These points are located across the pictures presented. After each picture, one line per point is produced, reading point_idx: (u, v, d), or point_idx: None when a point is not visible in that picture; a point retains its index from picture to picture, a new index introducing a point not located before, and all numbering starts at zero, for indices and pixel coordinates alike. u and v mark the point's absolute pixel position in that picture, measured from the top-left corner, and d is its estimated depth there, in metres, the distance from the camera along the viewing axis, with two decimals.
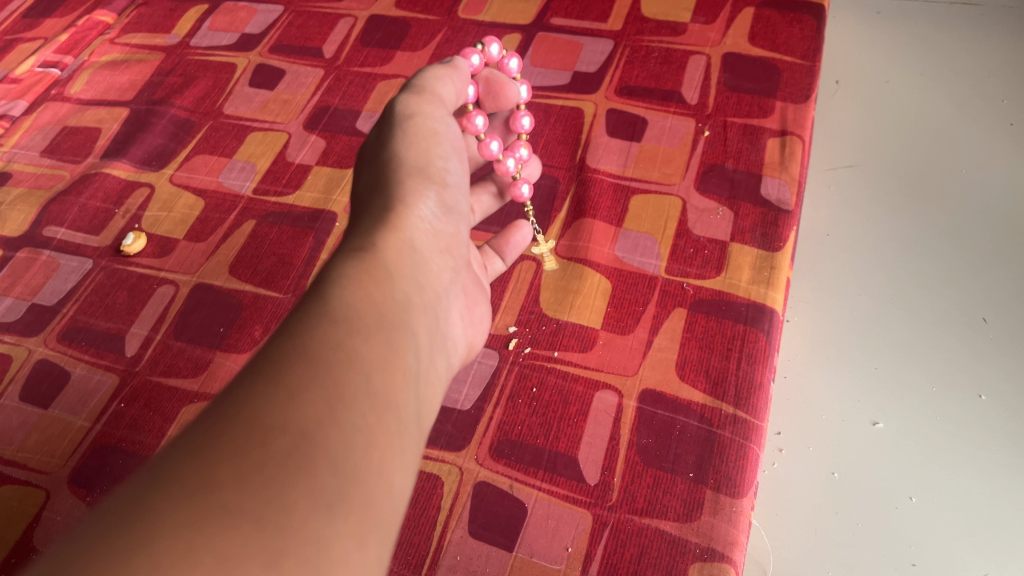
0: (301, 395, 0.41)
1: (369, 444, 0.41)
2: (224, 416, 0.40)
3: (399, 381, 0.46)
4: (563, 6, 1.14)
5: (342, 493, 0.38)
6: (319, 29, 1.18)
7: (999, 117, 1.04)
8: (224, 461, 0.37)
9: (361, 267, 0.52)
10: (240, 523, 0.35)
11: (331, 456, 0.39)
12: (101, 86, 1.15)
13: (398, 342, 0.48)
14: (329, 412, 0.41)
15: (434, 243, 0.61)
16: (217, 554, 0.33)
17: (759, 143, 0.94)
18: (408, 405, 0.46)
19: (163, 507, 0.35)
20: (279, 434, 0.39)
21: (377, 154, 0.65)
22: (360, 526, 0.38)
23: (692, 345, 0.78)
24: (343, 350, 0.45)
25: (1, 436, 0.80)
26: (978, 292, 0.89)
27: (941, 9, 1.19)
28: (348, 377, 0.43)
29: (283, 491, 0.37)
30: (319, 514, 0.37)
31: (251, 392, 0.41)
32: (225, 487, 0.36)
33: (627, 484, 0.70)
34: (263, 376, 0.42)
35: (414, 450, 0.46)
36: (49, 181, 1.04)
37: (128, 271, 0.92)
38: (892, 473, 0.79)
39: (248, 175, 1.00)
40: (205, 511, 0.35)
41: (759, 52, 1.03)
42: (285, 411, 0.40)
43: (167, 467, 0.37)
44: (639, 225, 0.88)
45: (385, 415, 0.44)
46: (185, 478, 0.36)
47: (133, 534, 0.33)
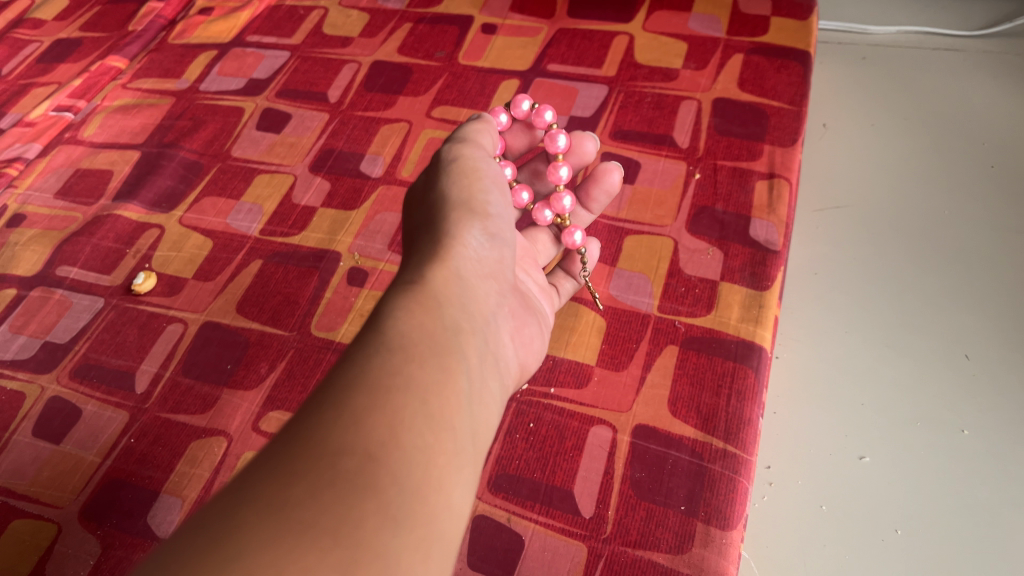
0: (365, 421, 0.46)
1: (428, 464, 0.46)
2: (298, 442, 0.44)
3: (451, 403, 0.51)
4: (559, 54, 1.18)
5: (406, 507, 0.43)
6: (324, 74, 1.23)
7: (980, 160, 1.08)
8: (301, 480, 0.42)
9: (412, 301, 0.57)
10: (318, 536, 0.39)
11: (394, 475, 0.44)
12: (114, 130, 1.19)
13: (449, 367, 0.53)
14: (390, 435, 0.46)
15: (480, 272, 0.64)
16: (300, 564, 0.37)
17: (748, 185, 0.97)
18: (462, 425, 0.51)
19: (251, 524, 0.39)
20: (348, 455, 0.43)
21: (426, 200, 0.70)
22: (424, 538, 0.43)
23: (683, 381, 0.81)
24: (398, 378, 0.49)
25: (14, 471, 0.83)
26: (960, 330, 0.92)
27: (923, 57, 1.24)
28: (403, 401, 0.48)
29: (354, 506, 0.41)
30: (386, 527, 0.41)
31: (320, 420, 0.46)
32: (303, 503, 0.40)
33: (620, 516, 0.73)
34: (329, 406, 0.47)
35: (470, 467, 0.50)
36: (63, 222, 1.07)
37: (139, 310, 0.96)
38: (879, 506, 0.81)
39: (255, 217, 1.04)
40: (287, 525, 0.39)
41: (748, 97, 1.08)
42: (351, 435, 0.45)
43: (251, 486, 0.42)
44: (632, 266, 0.92)
45: (441, 434, 0.48)
46: (269, 498, 0.41)
47: (224, 547, 0.38)
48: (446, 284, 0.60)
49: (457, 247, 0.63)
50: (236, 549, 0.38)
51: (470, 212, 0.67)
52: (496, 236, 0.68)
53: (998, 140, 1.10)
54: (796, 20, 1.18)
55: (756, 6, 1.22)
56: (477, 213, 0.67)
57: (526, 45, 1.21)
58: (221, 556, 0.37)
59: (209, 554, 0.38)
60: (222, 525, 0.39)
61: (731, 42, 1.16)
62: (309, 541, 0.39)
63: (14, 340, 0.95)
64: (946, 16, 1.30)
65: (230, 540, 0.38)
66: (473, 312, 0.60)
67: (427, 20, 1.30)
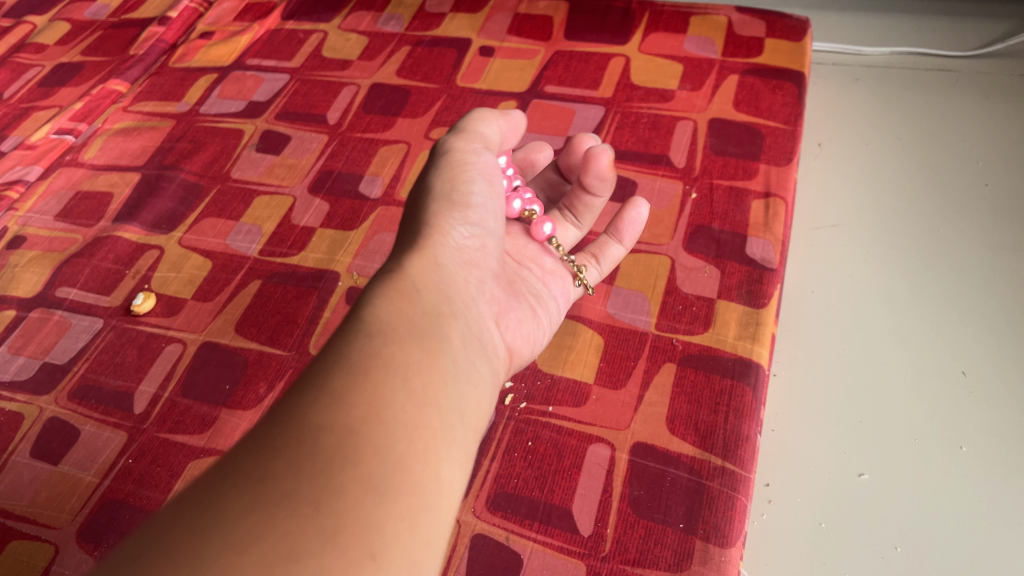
0: (345, 398, 0.48)
1: (411, 437, 0.48)
2: (281, 421, 0.46)
3: (435, 381, 0.53)
4: (556, 76, 1.20)
5: (387, 478, 0.45)
6: (323, 97, 1.24)
7: (974, 179, 1.09)
8: (282, 457, 0.43)
9: (392, 287, 0.58)
10: (298, 507, 0.41)
11: (377, 448, 0.45)
12: (114, 153, 1.20)
13: (430, 347, 0.55)
14: (372, 411, 0.47)
15: (465, 259, 0.66)
16: (278, 535, 0.39)
17: (744, 204, 0.98)
18: (447, 401, 0.53)
19: (232, 497, 0.41)
20: (329, 431, 0.45)
21: (417, 187, 0.69)
22: (408, 507, 0.44)
23: (681, 399, 0.81)
24: (379, 358, 0.51)
25: (12, 492, 0.82)
26: (958, 347, 0.92)
27: (917, 77, 1.26)
28: (386, 380, 0.50)
29: (334, 480, 0.43)
30: (369, 497, 0.43)
31: (303, 400, 0.48)
32: (282, 478, 0.42)
33: (619, 535, 0.72)
34: (311, 385, 0.49)
35: (458, 440, 0.52)
36: (62, 244, 1.07)
37: (138, 330, 0.96)
38: (877, 523, 0.81)
39: (254, 237, 1.04)
40: (267, 500, 0.41)
41: (743, 117, 1.09)
42: (332, 412, 0.47)
43: (235, 465, 0.44)
44: (630, 284, 0.92)
45: (424, 410, 0.50)
46: (250, 475, 0.43)
47: (208, 522, 0.40)
48: (430, 269, 0.61)
49: (441, 233, 0.64)
50: (215, 525, 0.40)
51: (455, 199, 0.66)
52: (484, 224, 0.68)
53: (991, 159, 1.11)
54: (790, 41, 1.20)
55: (751, 28, 1.23)
56: (463, 201, 0.67)
57: (523, 67, 1.23)
58: (202, 528, 0.40)
59: (191, 525, 0.40)
60: (206, 498, 0.42)
61: (726, 63, 1.17)
62: (287, 512, 0.41)
63: (13, 361, 0.95)
64: (938, 37, 1.32)
65: (209, 514, 0.40)
66: (457, 297, 0.61)
67: (425, 43, 1.31)
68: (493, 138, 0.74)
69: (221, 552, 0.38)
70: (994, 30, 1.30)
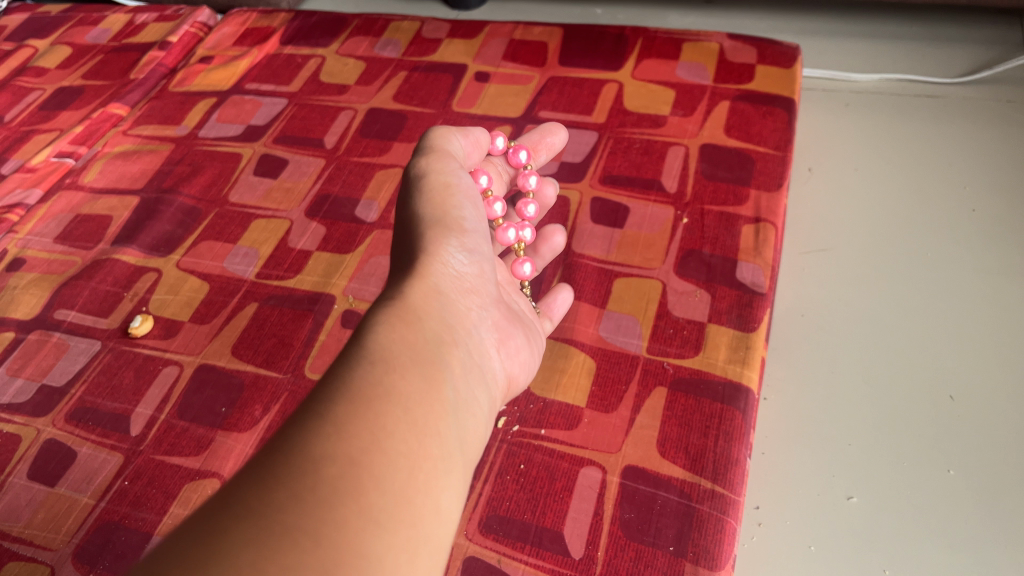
0: (347, 428, 0.48)
1: (409, 468, 0.49)
2: (282, 450, 0.47)
3: (436, 412, 0.54)
4: (550, 101, 1.21)
5: (386, 511, 0.46)
6: (320, 121, 1.25)
7: (961, 204, 1.11)
8: (285, 487, 0.44)
9: (394, 311, 0.59)
10: (301, 539, 0.42)
11: (377, 481, 0.47)
12: (114, 176, 1.22)
13: (431, 376, 0.56)
14: (373, 441, 0.48)
15: (463, 286, 0.67)
16: (281, 567, 0.40)
17: (735, 229, 0.99)
18: (446, 431, 0.54)
19: (232, 528, 0.42)
20: (331, 462, 0.46)
21: (405, 213, 0.70)
22: (406, 540, 0.46)
23: (671, 422, 0.82)
24: (381, 387, 0.52)
25: (8, 514, 0.83)
26: (945, 371, 0.94)
27: (905, 102, 1.28)
28: (387, 410, 0.51)
29: (336, 513, 0.44)
30: (369, 531, 0.44)
31: (305, 428, 0.49)
32: (285, 509, 0.43)
33: (610, 557, 0.73)
34: (312, 412, 0.50)
35: (457, 469, 0.54)
36: (61, 266, 1.09)
37: (135, 353, 0.97)
38: (865, 546, 0.82)
39: (251, 260, 1.06)
40: (270, 530, 0.41)
41: (734, 143, 1.10)
42: (336, 443, 0.47)
43: (235, 493, 0.44)
44: (622, 308, 0.93)
45: (423, 440, 0.51)
46: (252, 505, 0.43)
47: (211, 552, 0.40)
48: (431, 297, 0.62)
49: (440, 261, 0.65)
50: (219, 554, 0.40)
51: (449, 224, 0.68)
52: (480, 251, 0.70)
53: (979, 184, 1.13)
54: (780, 68, 1.22)
55: (742, 54, 1.25)
56: (456, 228, 0.68)
57: (518, 93, 1.25)
58: (202, 560, 0.40)
59: (192, 556, 0.40)
60: (207, 529, 0.42)
61: (717, 89, 1.19)
62: (288, 544, 0.41)
63: (11, 383, 0.96)
64: (926, 63, 1.34)
65: (212, 544, 0.41)
66: (457, 326, 0.63)
67: (422, 69, 1.33)
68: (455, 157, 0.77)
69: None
70: (982, 57, 1.33)
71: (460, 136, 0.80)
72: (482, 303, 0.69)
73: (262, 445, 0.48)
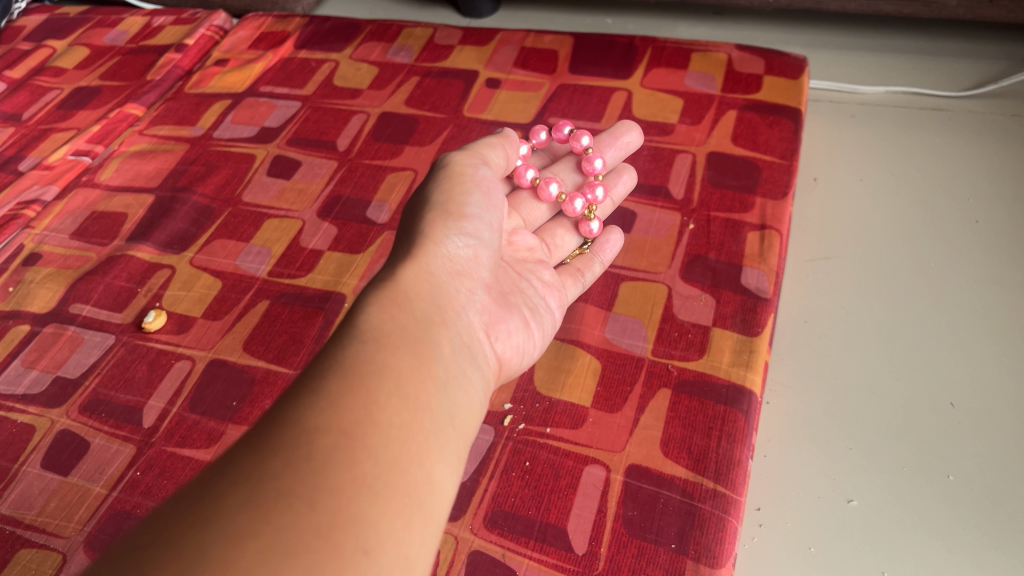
0: (339, 401, 0.50)
1: (402, 438, 0.50)
2: (277, 424, 0.48)
3: (427, 388, 0.55)
4: (560, 108, 1.23)
5: (381, 479, 0.47)
6: (333, 124, 1.27)
7: (964, 216, 1.12)
8: (279, 457, 0.46)
9: (384, 296, 0.61)
10: (295, 503, 0.43)
11: (370, 450, 0.48)
12: (130, 174, 1.24)
13: (421, 354, 0.57)
14: (365, 415, 0.50)
15: (457, 272, 0.68)
16: (275, 529, 0.41)
17: (740, 236, 1.01)
18: (438, 406, 0.55)
19: (232, 494, 0.43)
20: (324, 433, 0.48)
21: (408, 206, 0.73)
22: (402, 507, 0.47)
23: (675, 423, 0.83)
24: (373, 364, 0.54)
25: (22, 502, 0.85)
26: (946, 378, 0.95)
27: (911, 115, 1.29)
28: (378, 384, 0.52)
29: (330, 479, 0.45)
30: (363, 495, 0.45)
31: (298, 404, 0.50)
32: (279, 477, 0.44)
33: (613, 553, 0.74)
34: (306, 389, 0.51)
35: (451, 443, 0.55)
36: (77, 262, 1.11)
37: (148, 347, 0.98)
38: (865, 549, 0.83)
39: (264, 259, 1.07)
40: (263, 496, 0.43)
41: (741, 151, 1.12)
42: (327, 416, 0.49)
43: (232, 465, 0.46)
44: (628, 310, 0.95)
45: (415, 413, 0.53)
46: (248, 473, 0.45)
47: (206, 519, 0.42)
48: (420, 282, 0.64)
49: (431, 247, 0.67)
50: (214, 519, 0.41)
51: (444, 213, 0.70)
52: (476, 237, 0.71)
53: (982, 196, 1.14)
54: (788, 79, 1.23)
55: (750, 65, 1.27)
56: (453, 215, 0.70)
57: (528, 99, 1.26)
58: (203, 525, 0.41)
59: (190, 523, 0.41)
60: (205, 497, 0.43)
61: (725, 98, 1.21)
62: (284, 509, 0.42)
63: (26, 374, 0.98)
64: (932, 76, 1.35)
65: (209, 510, 0.42)
66: (445, 308, 0.64)
67: (434, 74, 1.35)
68: (495, 163, 0.80)
69: (223, 545, 0.40)
70: (987, 71, 1.34)
71: (506, 145, 0.82)
72: (475, 287, 0.70)
73: (257, 423, 0.50)
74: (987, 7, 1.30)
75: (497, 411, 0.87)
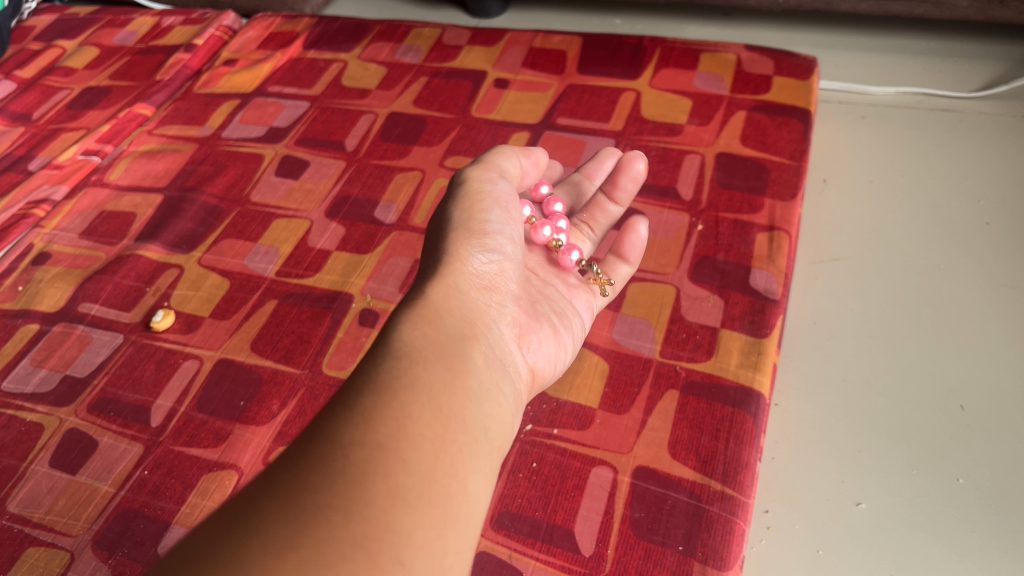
0: (373, 416, 0.50)
1: (436, 452, 0.50)
2: (313, 440, 0.48)
3: (458, 400, 0.55)
4: (568, 108, 1.23)
5: (415, 491, 0.47)
6: (341, 124, 1.28)
7: (976, 217, 1.12)
8: (315, 470, 0.45)
9: (416, 312, 0.61)
10: (332, 514, 0.43)
11: (405, 463, 0.48)
12: (138, 174, 1.24)
13: (453, 367, 0.57)
14: (399, 428, 0.50)
15: (484, 287, 0.69)
16: (313, 539, 0.41)
17: (749, 237, 1.00)
18: (471, 418, 0.55)
19: (270, 507, 0.43)
20: (359, 447, 0.48)
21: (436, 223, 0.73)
22: (437, 518, 0.47)
23: (683, 425, 0.83)
24: (406, 378, 0.54)
25: (30, 500, 0.85)
26: (956, 380, 0.94)
27: (923, 116, 1.28)
28: (412, 399, 0.52)
29: (364, 491, 0.45)
30: (397, 507, 0.45)
31: (334, 420, 0.50)
32: (317, 490, 0.44)
33: (620, 555, 0.74)
34: (340, 406, 0.51)
35: (483, 456, 0.55)
36: (86, 261, 1.11)
37: (156, 346, 0.99)
38: (873, 552, 0.82)
39: (271, 259, 1.08)
40: (301, 509, 0.43)
41: (750, 152, 1.12)
42: (362, 431, 0.49)
43: (268, 479, 0.46)
44: (635, 311, 0.94)
45: (448, 426, 0.53)
46: (285, 486, 0.44)
47: (245, 529, 0.41)
48: (449, 298, 0.64)
49: (459, 264, 0.67)
50: (253, 528, 0.41)
51: (472, 229, 0.70)
52: (501, 252, 0.72)
53: (994, 198, 1.13)
54: (797, 80, 1.23)
55: (759, 65, 1.26)
56: (482, 230, 0.71)
57: (536, 100, 1.26)
58: (240, 531, 0.41)
59: (228, 532, 0.41)
60: (242, 508, 0.43)
61: (734, 99, 1.21)
62: (321, 520, 0.42)
63: (35, 373, 0.98)
64: (943, 77, 1.35)
65: (248, 520, 0.42)
66: (475, 322, 0.64)
67: (442, 75, 1.35)
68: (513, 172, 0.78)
69: (259, 552, 0.40)
70: (998, 72, 1.33)
71: (521, 156, 0.79)
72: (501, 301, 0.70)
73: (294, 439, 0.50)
74: (998, 8, 1.29)
75: None
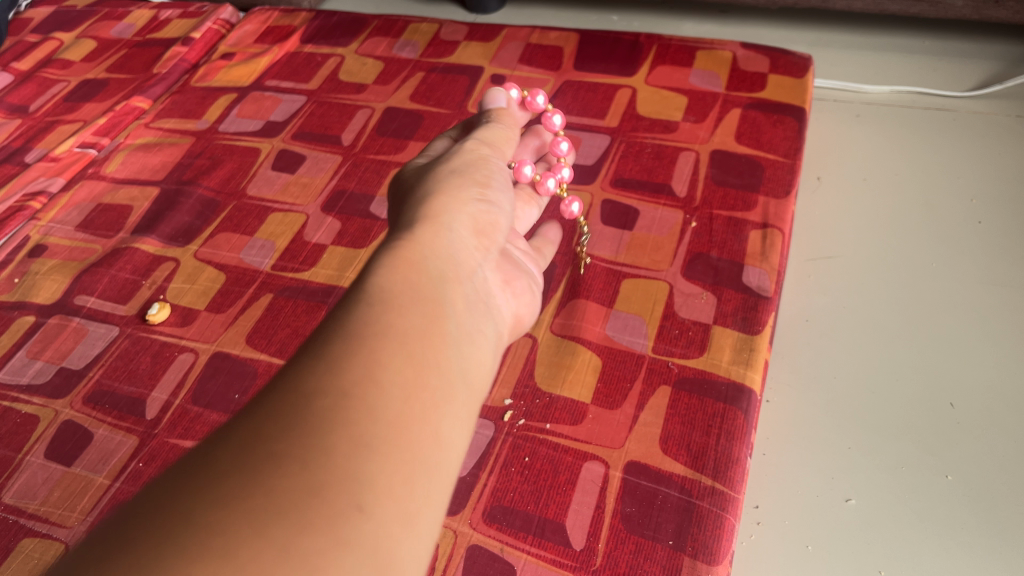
0: (340, 363, 0.43)
1: (409, 395, 0.43)
2: (270, 389, 0.42)
3: (437, 343, 0.48)
4: (564, 104, 1.24)
5: (383, 438, 0.40)
6: (338, 119, 1.28)
7: (968, 216, 1.12)
8: (269, 420, 0.39)
9: (394, 249, 0.54)
10: (287, 464, 0.37)
11: (373, 408, 0.41)
12: (135, 167, 1.24)
13: (434, 308, 0.50)
14: (367, 371, 0.43)
15: (474, 227, 0.62)
16: (265, 492, 0.35)
17: (742, 234, 1.01)
18: (449, 361, 0.48)
19: (221, 459, 0.37)
20: (321, 394, 0.41)
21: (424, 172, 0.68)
22: (405, 463, 0.40)
23: (675, 420, 0.84)
24: (378, 323, 0.47)
25: (25, 492, 0.86)
26: (946, 378, 0.95)
27: (917, 114, 1.29)
28: (385, 342, 0.45)
29: (323, 437, 0.38)
30: (359, 453, 0.38)
31: (295, 366, 0.44)
32: (270, 441, 0.38)
33: (610, 549, 0.75)
34: (303, 353, 0.44)
35: (464, 400, 0.48)
36: (82, 254, 1.11)
37: (152, 339, 0.99)
38: (862, 548, 0.83)
39: (267, 253, 1.08)
40: (250, 461, 0.37)
41: (745, 149, 1.12)
42: (325, 376, 0.42)
43: (218, 436, 0.39)
44: (629, 308, 0.95)
45: (425, 370, 0.46)
46: (239, 437, 0.39)
47: (189, 490, 0.36)
48: (436, 237, 0.57)
49: (446, 203, 0.61)
50: (197, 489, 0.36)
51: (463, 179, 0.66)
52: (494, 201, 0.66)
53: (986, 196, 1.14)
54: (792, 78, 1.23)
55: (754, 63, 1.27)
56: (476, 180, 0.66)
57: None
58: (192, 487, 0.36)
59: (169, 496, 0.36)
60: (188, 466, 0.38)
61: (729, 97, 1.21)
62: (273, 470, 0.36)
63: (31, 365, 0.98)
64: (938, 76, 1.35)
65: (191, 481, 0.36)
66: (460, 264, 0.57)
67: (439, 70, 1.35)
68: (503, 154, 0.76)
69: (201, 508, 0.35)
70: (993, 72, 1.34)
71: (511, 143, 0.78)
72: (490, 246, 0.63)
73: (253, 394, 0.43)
74: (994, 8, 1.30)
75: (497, 407, 0.87)
